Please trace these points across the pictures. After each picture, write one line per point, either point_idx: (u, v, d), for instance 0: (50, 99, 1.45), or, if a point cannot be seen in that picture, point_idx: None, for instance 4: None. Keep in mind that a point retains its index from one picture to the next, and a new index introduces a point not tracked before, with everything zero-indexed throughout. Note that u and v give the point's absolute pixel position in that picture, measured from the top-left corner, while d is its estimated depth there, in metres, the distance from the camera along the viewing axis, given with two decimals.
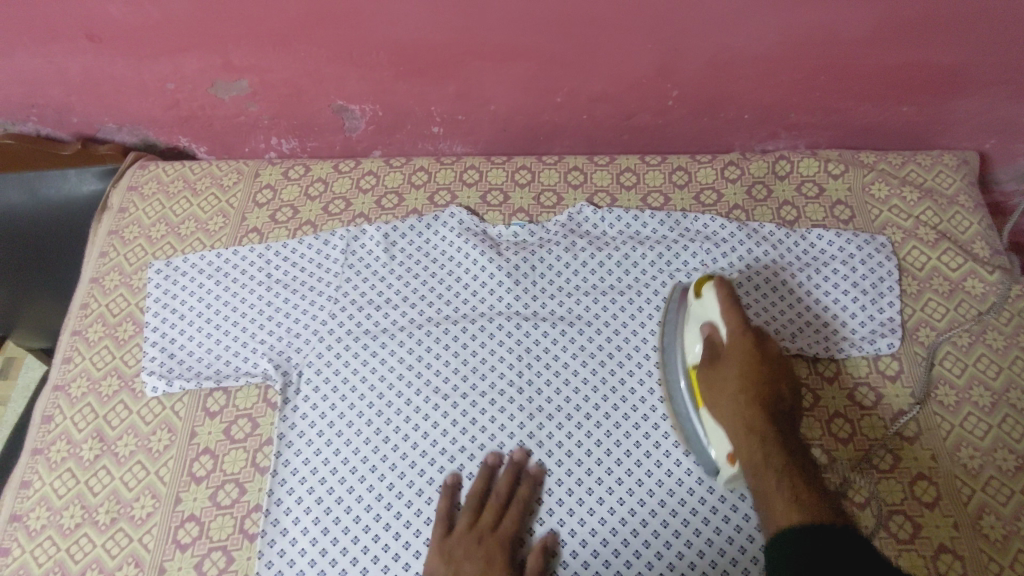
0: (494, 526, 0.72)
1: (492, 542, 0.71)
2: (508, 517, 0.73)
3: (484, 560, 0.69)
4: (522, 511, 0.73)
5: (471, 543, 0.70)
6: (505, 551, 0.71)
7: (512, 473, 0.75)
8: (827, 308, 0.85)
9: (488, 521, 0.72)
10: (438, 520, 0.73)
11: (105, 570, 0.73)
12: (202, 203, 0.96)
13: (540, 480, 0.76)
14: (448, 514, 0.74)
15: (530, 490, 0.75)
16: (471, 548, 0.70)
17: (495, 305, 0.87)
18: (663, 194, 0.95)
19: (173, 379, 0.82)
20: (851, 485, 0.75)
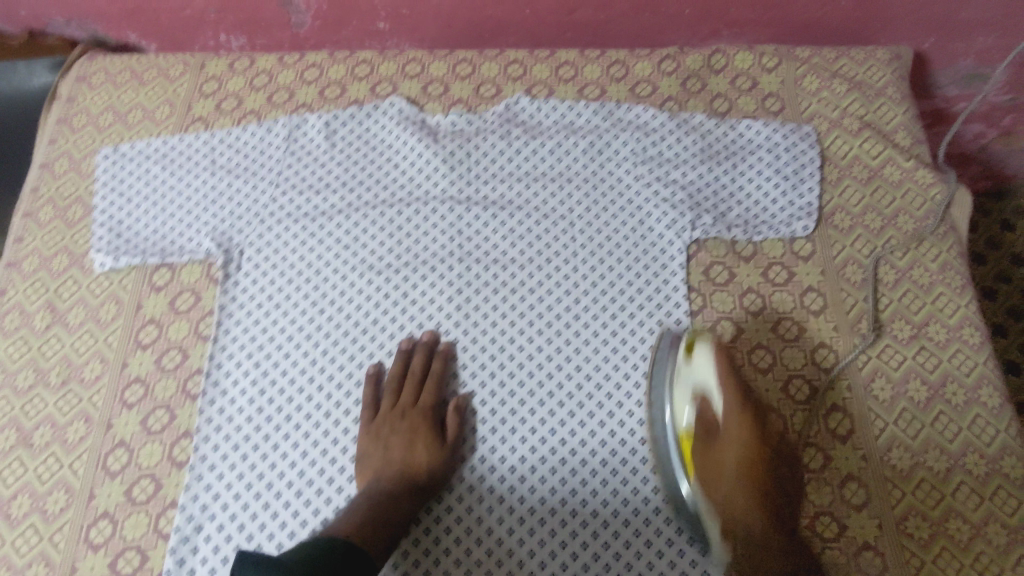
0: (415, 402, 0.78)
1: (415, 415, 0.77)
2: (426, 390, 0.79)
3: (408, 431, 0.76)
4: (437, 384, 0.79)
5: (395, 419, 0.77)
6: (428, 419, 0.77)
7: (427, 353, 0.81)
8: (749, 194, 0.88)
9: (408, 399, 0.78)
10: (365, 405, 0.78)
11: (58, 425, 0.78)
12: (149, 93, 0.98)
13: (452, 353, 0.82)
14: (376, 397, 0.79)
15: (442, 364, 0.80)
16: (396, 423, 0.77)
17: (430, 191, 0.90)
18: (599, 86, 0.97)
19: (120, 256, 0.86)
20: (756, 354, 0.80)
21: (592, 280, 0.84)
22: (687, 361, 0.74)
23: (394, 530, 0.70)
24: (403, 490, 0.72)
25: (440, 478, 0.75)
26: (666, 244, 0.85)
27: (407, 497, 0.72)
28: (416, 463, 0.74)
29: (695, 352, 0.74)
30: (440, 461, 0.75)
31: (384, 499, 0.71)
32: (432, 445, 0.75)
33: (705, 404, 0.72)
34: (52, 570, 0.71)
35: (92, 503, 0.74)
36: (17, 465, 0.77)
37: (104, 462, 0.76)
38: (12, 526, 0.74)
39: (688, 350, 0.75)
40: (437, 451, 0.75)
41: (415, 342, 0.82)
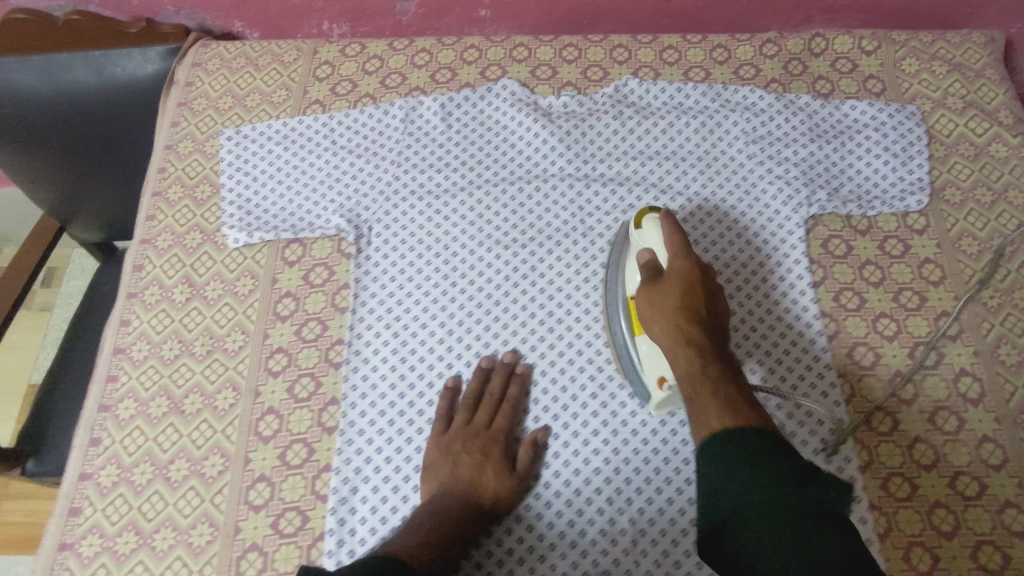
0: (489, 424, 0.78)
1: (487, 438, 0.76)
2: (502, 413, 0.78)
3: (479, 452, 0.75)
4: (514, 410, 0.78)
5: (467, 439, 0.76)
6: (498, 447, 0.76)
7: (506, 374, 0.80)
8: (860, 171, 0.91)
9: (483, 420, 0.78)
10: (436, 419, 0.78)
11: (206, 393, 0.81)
12: (264, 77, 1.00)
13: (529, 379, 0.81)
14: (448, 410, 0.79)
15: (520, 389, 0.79)
16: (467, 443, 0.76)
17: (548, 169, 0.93)
18: (704, 69, 0.99)
19: (253, 232, 0.88)
20: (881, 322, 0.83)
21: (714, 254, 0.87)
22: (637, 229, 0.76)
23: (450, 554, 0.68)
24: (466, 515, 0.70)
25: (502, 508, 0.73)
26: (783, 219, 0.88)
27: (467, 524, 0.70)
28: (482, 490, 0.72)
29: (643, 220, 0.76)
30: (507, 491, 0.73)
31: (445, 519, 0.69)
32: (501, 471, 0.74)
33: (654, 262, 0.72)
34: (217, 530, 0.74)
35: (249, 467, 0.77)
36: (171, 431, 0.79)
37: (255, 428, 0.79)
38: (173, 489, 0.76)
39: (638, 223, 0.76)
40: (506, 479, 0.73)
41: (495, 362, 0.81)
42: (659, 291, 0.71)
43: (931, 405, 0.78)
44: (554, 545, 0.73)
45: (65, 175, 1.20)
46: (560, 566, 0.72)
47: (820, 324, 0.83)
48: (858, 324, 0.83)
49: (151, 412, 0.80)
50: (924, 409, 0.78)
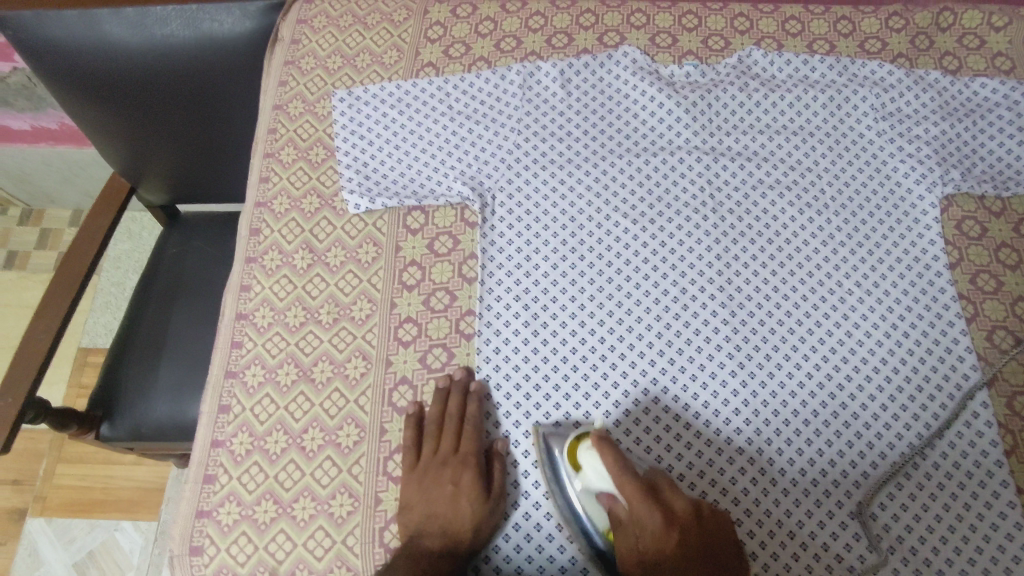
0: (455, 448, 0.73)
1: (457, 463, 0.71)
2: (465, 437, 0.73)
3: (450, 482, 0.70)
4: (477, 430, 0.73)
5: (438, 468, 0.71)
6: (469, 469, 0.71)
7: (462, 395, 0.75)
8: (993, 151, 0.89)
9: (447, 446, 0.73)
10: (402, 451, 0.73)
11: (336, 361, 0.79)
12: (375, 37, 0.97)
13: (485, 395, 0.76)
14: (415, 440, 0.74)
15: (478, 407, 0.74)
16: (437, 473, 0.71)
17: (674, 141, 0.90)
18: (828, 41, 0.97)
19: (375, 198, 0.86)
20: (1019, 305, 0.81)
21: (846, 232, 0.85)
22: (579, 472, 0.67)
23: None
24: (447, 552, 0.67)
25: (483, 538, 0.69)
26: (916, 198, 0.86)
27: (445, 563, 0.66)
28: (460, 522, 0.68)
29: (581, 459, 0.67)
30: (485, 519, 0.69)
31: (424, 562, 0.65)
32: (477, 498, 0.69)
33: (611, 507, 0.64)
34: (357, 501, 0.73)
35: (385, 438, 0.75)
36: (302, 399, 0.77)
37: (389, 398, 0.77)
38: (308, 459, 0.74)
39: (574, 458, 0.68)
40: (483, 507, 0.69)
41: (451, 381, 0.77)
42: (622, 542, 0.63)
43: None
44: None
45: (142, 134, 1.15)
46: None
47: (958, 306, 0.80)
48: (996, 307, 0.81)
49: (281, 379, 0.78)
50: None
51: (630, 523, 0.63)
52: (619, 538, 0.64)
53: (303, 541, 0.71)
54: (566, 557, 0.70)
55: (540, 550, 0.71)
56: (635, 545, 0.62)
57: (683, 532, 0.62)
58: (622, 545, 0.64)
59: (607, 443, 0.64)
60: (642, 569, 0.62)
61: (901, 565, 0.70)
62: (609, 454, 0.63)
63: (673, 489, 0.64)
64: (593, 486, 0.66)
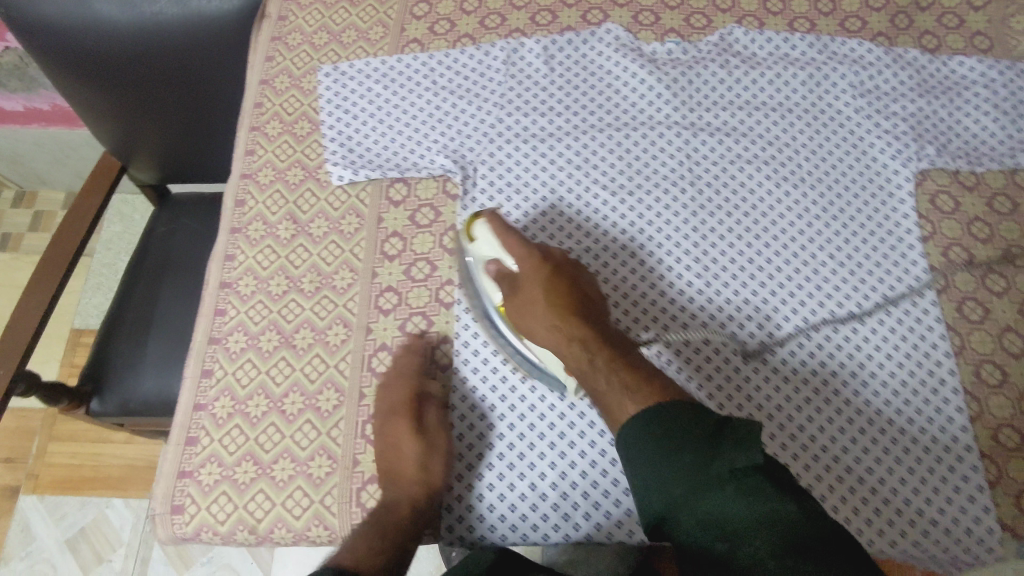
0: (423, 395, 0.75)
1: (405, 411, 0.73)
2: (432, 387, 0.76)
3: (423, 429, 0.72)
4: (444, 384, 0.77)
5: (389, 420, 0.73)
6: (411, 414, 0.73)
7: (430, 350, 0.78)
8: (969, 127, 0.90)
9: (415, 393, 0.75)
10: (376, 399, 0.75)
11: (317, 328, 0.80)
12: (361, 14, 0.98)
13: (456, 359, 0.78)
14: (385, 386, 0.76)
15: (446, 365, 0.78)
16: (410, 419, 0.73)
17: (654, 116, 0.91)
18: (809, 20, 0.98)
19: (359, 169, 0.87)
20: (989, 278, 0.83)
21: (821, 205, 0.86)
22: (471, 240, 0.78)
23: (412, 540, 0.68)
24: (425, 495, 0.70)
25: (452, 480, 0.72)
26: (892, 173, 0.88)
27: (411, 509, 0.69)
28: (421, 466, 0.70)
29: (473, 230, 0.77)
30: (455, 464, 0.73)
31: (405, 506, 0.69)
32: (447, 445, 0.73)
33: (501, 267, 0.74)
34: (335, 463, 0.74)
35: (364, 403, 0.77)
36: (283, 365, 0.79)
37: (368, 364, 0.79)
38: (288, 422, 0.76)
39: (468, 233, 0.78)
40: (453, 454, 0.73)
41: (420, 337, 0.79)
42: (521, 306, 0.71)
43: None
44: None
45: (132, 113, 1.16)
46: (605, 524, 0.71)
47: (929, 278, 0.82)
48: (967, 279, 0.83)
49: (263, 346, 0.80)
50: None
51: (524, 292, 0.72)
52: (518, 291, 0.72)
53: (282, 501, 0.72)
54: (539, 516, 0.71)
55: (513, 510, 0.71)
56: (534, 293, 0.71)
57: (568, 291, 0.72)
58: (522, 297, 0.72)
59: (498, 221, 0.75)
60: (538, 332, 0.71)
61: (867, 526, 0.71)
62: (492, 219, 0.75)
63: (556, 253, 0.75)
64: (491, 276, 0.75)
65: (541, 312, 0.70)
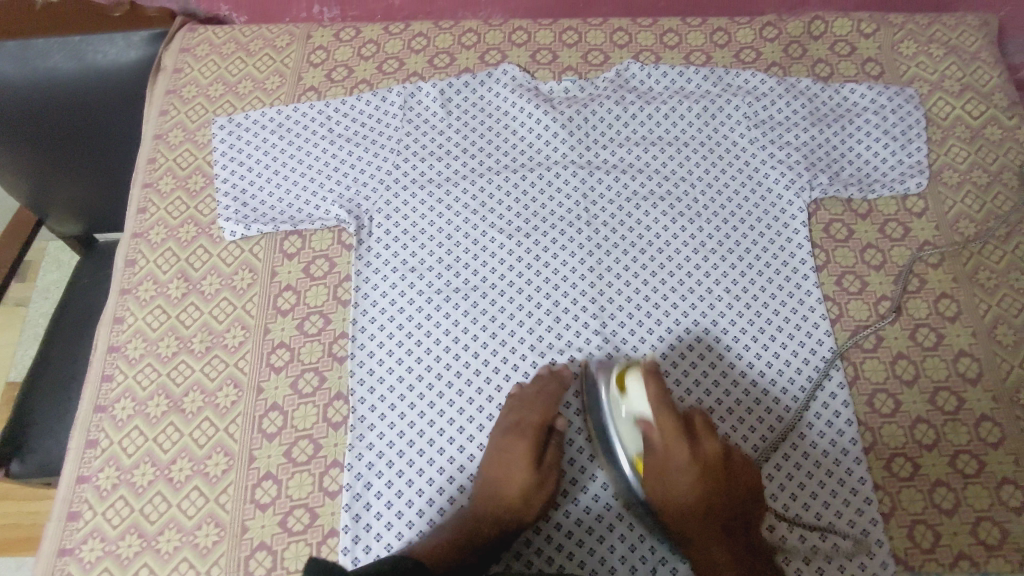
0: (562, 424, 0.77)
1: (515, 435, 0.74)
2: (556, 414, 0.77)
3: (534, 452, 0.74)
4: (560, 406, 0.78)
5: (497, 442, 0.75)
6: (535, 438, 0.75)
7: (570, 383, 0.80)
8: (860, 154, 0.92)
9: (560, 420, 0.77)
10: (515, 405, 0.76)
11: (207, 390, 0.79)
12: (257, 63, 0.98)
13: (351, 411, 0.77)
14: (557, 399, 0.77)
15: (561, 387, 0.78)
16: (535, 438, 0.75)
17: (551, 156, 0.91)
18: (705, 53, 0.99)
19: (251, 224, 0.86)
20: (881, 305, 0.84)
21: (718, 240, 0.87)
22: (623, 394, 0.72)
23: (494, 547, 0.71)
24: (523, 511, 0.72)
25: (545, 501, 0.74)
26: (786, 203, 0.88)
27: (491, 531, 0.71)
28: (509, 490, 0.72)
29: (627, 383, 0.72)
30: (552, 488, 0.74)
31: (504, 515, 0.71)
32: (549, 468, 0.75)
33: (649, 435, 0.70)
34: (223, 530, 0.72)
35: (254, 465, 0.75)
36: (171, 430, 0.77)
37: (259, 424, 0.77)
38: (175, 490, 0.74)
39: (620, 382, 0.73)
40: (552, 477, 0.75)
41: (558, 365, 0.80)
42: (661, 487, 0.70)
43: (931, 385, 0.79)
44: (580, 541, 0.73)
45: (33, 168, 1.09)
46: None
47: (824, 308, 0.83)
48: (860, 307, 0.84)
49: (150, 411, 0.78)
50: (926, 389, 0.79)
51: (665, 466, 0.70)
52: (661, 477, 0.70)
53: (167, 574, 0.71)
54: None
55: None
56: (674, 473, 0.69)
57: (712, 467, 0.69)
58: (662, 483, 0.70)
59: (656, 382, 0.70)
60: (674, 486, 0.69)
61: None
62: (653, 386, 0.69)
63: (701, 419, 0.71)
64: (637, 437, 0.71)
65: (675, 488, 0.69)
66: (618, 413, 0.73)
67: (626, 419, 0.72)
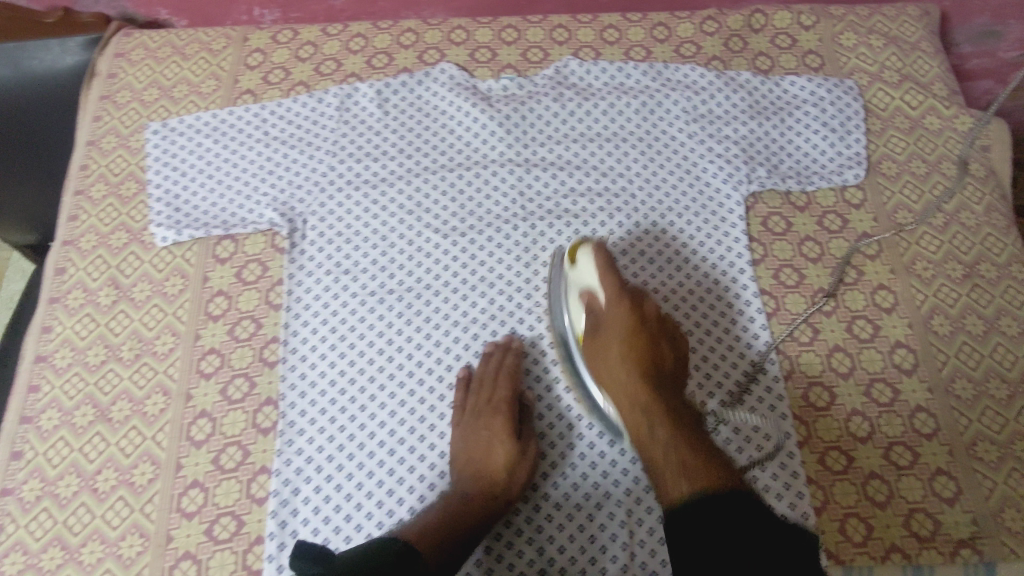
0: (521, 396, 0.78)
1: (491, 411, 0.75)
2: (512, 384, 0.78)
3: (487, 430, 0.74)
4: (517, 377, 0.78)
5: (472, 418, 0.75)
6: (508, 413, 0.76)
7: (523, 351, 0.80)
8: (799, 147, 0.91)
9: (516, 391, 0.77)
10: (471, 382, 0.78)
11: (135, 399, 0.78)
12: (193, 67, 0.97)
13: (281, 415, 0.76)
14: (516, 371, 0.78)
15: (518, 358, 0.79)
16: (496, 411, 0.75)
17: (488, 154, 0.91)
18: (645, 48, 0.98)
19: (182, 229, 0.85)
20: (819, 298, 0.83)
21: (655, 235, 0.86)
22: (573, 266, 0.77)
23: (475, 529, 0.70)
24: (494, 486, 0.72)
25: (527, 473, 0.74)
26: (724, 198, 0.88)
27: (480, 504, 0.71)
28: (493, 462, 0.72)
29: (577, 256, 0.77)
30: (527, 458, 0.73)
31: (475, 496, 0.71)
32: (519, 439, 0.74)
33: (592, 301, 0.74)
34: (148, 540, 0.72)
35: (181, 473, 0.74)
36: (98, 440, 0.76)
37: (187, 432, 0.76)
38: (100, 501, 0.73)
39: (571, 257, 0.78)
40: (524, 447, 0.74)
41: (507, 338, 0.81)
42: (599, 354, 0.72)
43: (867, 378, 0.79)
44: (512, 542, 0.73)
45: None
46: None
47: (759, 302, 0.82)
48: (797, 300, 0.83)
49: (76, 421, 0.77)
50: (861, 381, 0.79)
51: (614, 325, 0.72)
52: (602, 343, 0.72)
53: None
54: None
55: None
56: (613, 338, 0.72)
57: (651, 334, 0.72)
58: (604, 342, 0.72)
59: (603, 261, 0.74)
60: (609, 368, 0.71)
61: None
62: (600, 253, 0.75)
63: (652, 304, 0.74)
64: (584, 307, 0.75)
65: (617, 359, 0.71)
66: (569, 285, 0.77)
67: (574, 288, 0.76)
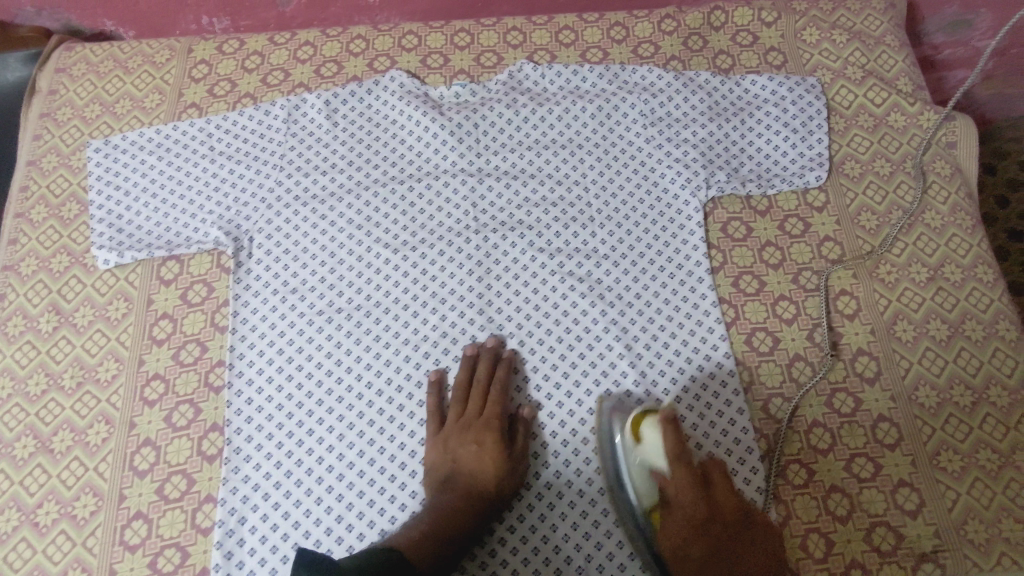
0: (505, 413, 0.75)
1: (480, 426, 0.73)
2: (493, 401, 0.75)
3: (473, 443, 0.72)
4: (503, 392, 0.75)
5: (461, 431, 0.73)
6: (497, 430, 0.73)
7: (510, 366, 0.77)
8: (760, 149, 0.88)
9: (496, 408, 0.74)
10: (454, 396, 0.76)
11: (77, 429, 0.76)
12: (136, 81, 0.94)
13: (227, 442, 0.74)
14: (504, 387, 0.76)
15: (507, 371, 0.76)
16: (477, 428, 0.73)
17: (440, 165, 0.88)
18: (601, 49, 0.96)
19: (124, 251, 0.83)
20: (780, 306, 0.81)
21: (612, 244, 0.84)
22: (636, 441, 0.69)
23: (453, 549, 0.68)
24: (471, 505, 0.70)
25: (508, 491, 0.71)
26: (682, 203, 0.85)
27: (460, 523, 0.69)
28: (483, 478, 0.71)
29: (642, 432, 0.69)
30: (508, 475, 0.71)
31: (452, 513, 0.69)
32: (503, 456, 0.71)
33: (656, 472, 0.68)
34: (90, 575, 0.70)
35: (124, 505, 0.72)
36: (39, 472, 0.74)
37: (130, 462, 0.74)
38: (41, 535, 0.72)
39: (635, 431, 0.70)
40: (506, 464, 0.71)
41: (480, 349, 0.78)
42: (663, 520, 0.67)
43: (828, 388, 0.77)
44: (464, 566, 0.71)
45: None
46: None
47: (719, 311, 0.80)
48: (757, 309, 0.81)
49: (17, 453, 0.75)
50: (823, 391, 0.77)
51: (676, 511, 0.66)
52: (665, 523, 0.67)
53: None
54: None
55: None
56: (678, 515, 0.66)
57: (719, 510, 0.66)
58: (667, 528, 0.66)
59: (672, 427, 0.65)
60: (672, 520, 0.66)
61: None
62: (669, 432, 0.66)
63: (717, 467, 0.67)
64: (645, 475, 0.69)
65: (682, 551, 0.65)
66: (630, 457, 0.70)
67: (638, 464, 0.69)
